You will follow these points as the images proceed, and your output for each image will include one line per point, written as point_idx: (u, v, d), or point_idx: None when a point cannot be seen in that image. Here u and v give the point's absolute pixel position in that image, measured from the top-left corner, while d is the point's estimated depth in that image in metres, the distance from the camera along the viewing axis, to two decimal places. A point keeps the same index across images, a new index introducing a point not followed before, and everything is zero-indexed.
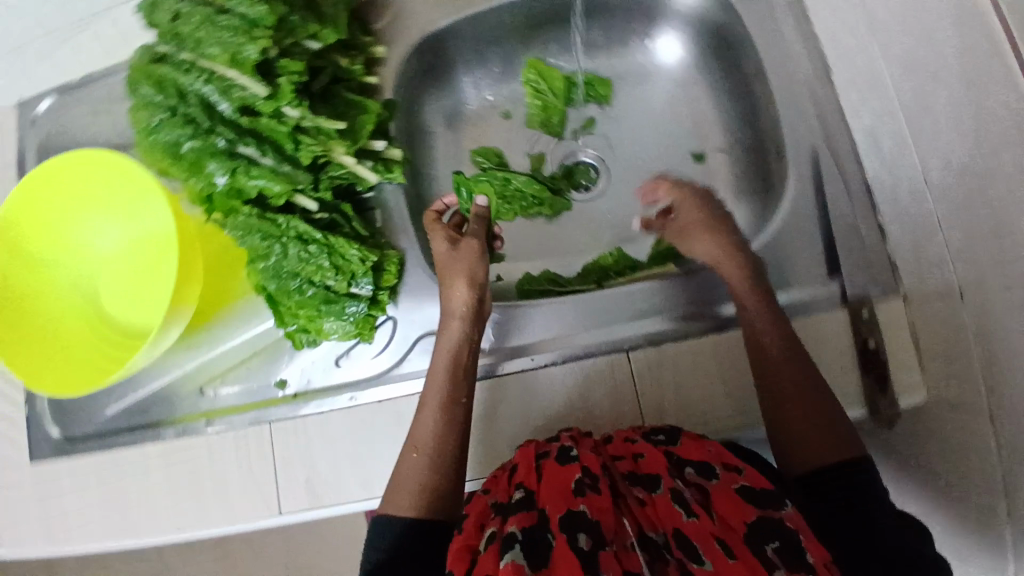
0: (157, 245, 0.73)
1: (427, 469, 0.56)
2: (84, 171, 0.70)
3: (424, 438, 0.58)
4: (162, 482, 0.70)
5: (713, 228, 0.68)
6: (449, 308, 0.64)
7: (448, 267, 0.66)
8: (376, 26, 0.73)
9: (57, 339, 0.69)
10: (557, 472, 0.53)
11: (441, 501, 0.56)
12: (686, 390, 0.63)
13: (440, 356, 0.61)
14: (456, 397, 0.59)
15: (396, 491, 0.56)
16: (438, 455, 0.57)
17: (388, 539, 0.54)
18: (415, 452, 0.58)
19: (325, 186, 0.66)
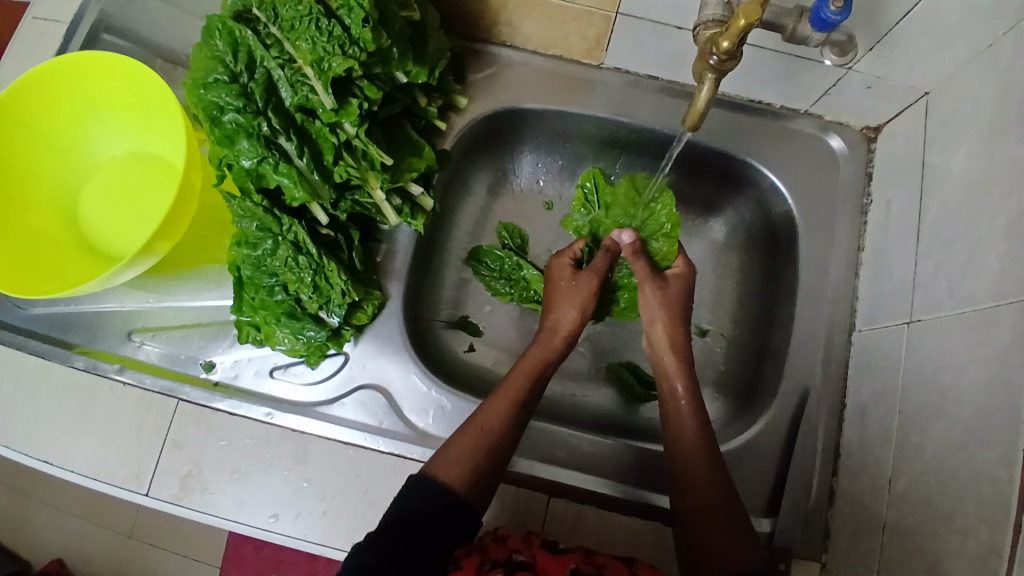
0: (157, 174, 0.70)
1: (481, 452, 0.55)
2: (116, 75, 0.67)
3: (492, 418, 0.57)
4: (48, 404, 0.68)
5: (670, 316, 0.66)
6: (556, 326, 0.67)
7: (567, 293, 0.68)
8: (469, 75, 0.71)
9: (15, 218, 0.67)
10: (553, 554, 0.55)
11: (482, 483, 0.54)
12: (592, 537, 0.63)
13: (527, 361, 0.63)
14: (527, 400, 0.60)
15: (447, 452, 0.55)
16: (494, 445, 0.56)
17: (421, 497, 0.51)
18: (478, 432, 0.56)
19: (343, 206, 0.64)
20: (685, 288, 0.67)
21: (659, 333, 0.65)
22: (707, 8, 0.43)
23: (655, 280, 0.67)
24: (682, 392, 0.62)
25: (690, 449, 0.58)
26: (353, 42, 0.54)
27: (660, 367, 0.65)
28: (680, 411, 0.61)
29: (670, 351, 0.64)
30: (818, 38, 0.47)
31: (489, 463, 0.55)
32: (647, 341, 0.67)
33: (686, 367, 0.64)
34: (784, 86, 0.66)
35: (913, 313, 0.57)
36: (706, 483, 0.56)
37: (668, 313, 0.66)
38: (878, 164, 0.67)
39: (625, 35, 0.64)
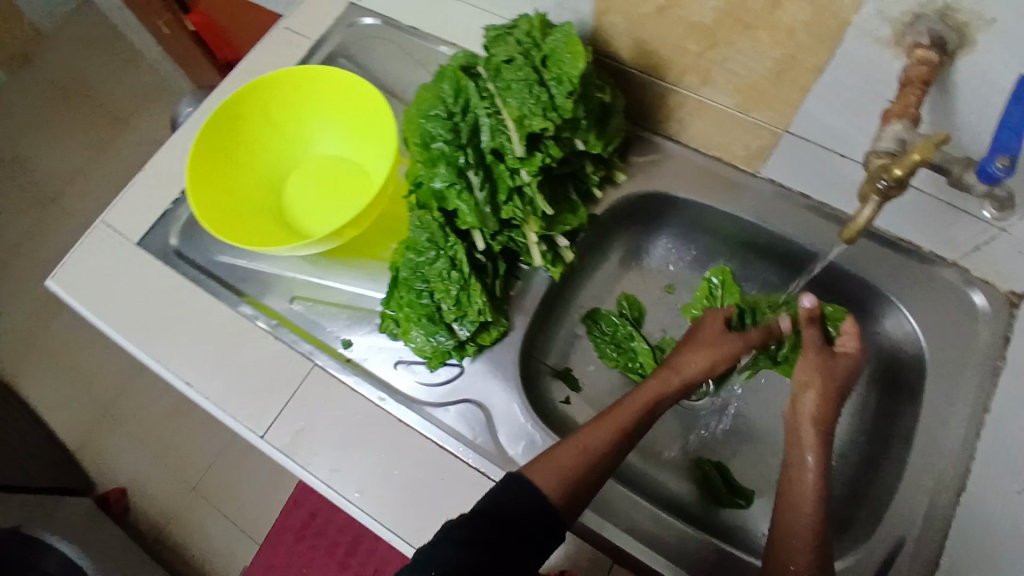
0: (355, 179, 0.84)
1: (581, 468, 0.57)
2: (350, 92, 0.82)
3: (596, 440, 0.59)
4: (208, 337, 0.79)
5: (825, 385, 0.63)
6: (680, 367, 0.66)
7: (703, 341, 0.68)
8: (632, 158, 0.80)
9: (239, 183, 0.81)
10: None
11: (576, 495, 0.56)
12: None
13: (645, 393, 0.63)
14: (636, 430, 0.61)
15: (546, 460, 0.58)
16: (593, 465, 0.58)
17: (520, 494, 0.55)
18: (579, 448, 0.59)
19: (500, 239, 0.73)
20: (851, 370, 0.64)
21: (807, 401, 0.63)
22: (882, 141, 0.49)
23: (823, 352, 0.65)
24: (812, 469, 0.59)
25: (798, 517, 0.57)
26: (554, 108, 0.63)
27: (795, 436, 0.62)
28: (806, 486, 0.58)
29: (814, 423, 0.61)
30: (982, 187, 0.50)
31: (589, 479, 0.58)
32: (791, 406, 0.64)
33: (824, 443, 0.60)
34: (935, 231, 0.68)
35: None
36: (805, 555, 0.56)
37: (823, 385, 0.63)
38: (1019, 330, 0.66)
39: (787, 152, 0.69)
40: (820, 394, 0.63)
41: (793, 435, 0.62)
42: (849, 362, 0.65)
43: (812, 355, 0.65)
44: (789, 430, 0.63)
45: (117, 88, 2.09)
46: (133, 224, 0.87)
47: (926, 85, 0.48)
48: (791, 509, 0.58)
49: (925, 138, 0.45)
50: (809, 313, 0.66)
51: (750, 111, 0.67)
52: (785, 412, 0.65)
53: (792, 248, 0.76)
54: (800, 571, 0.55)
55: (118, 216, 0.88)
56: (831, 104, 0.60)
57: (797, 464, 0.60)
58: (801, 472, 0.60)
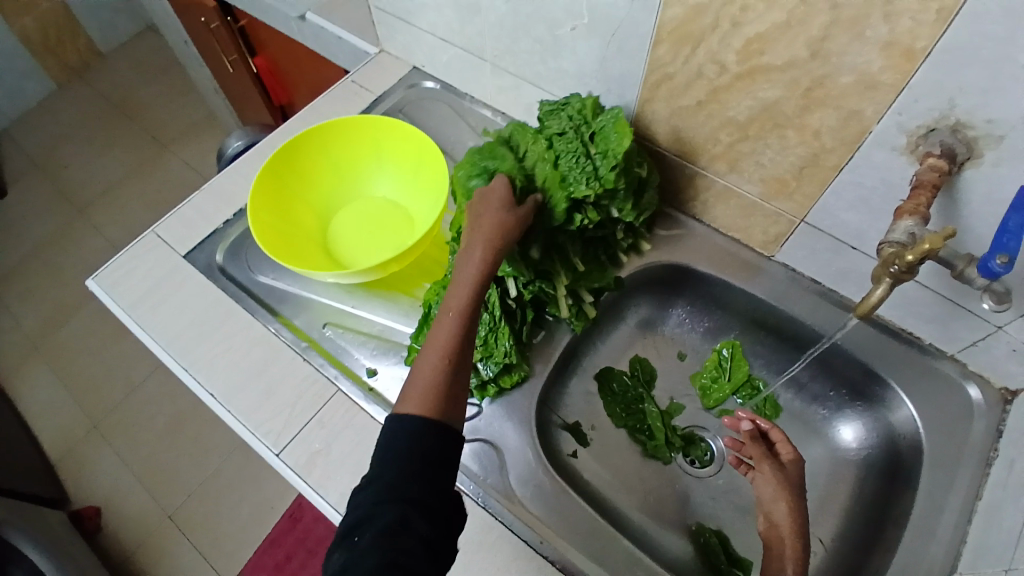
0: (400, 220, 0.90)
1: (444, 376, 0.56)
2: (408, 141, 0.90)
3: (448, 345, 0.58)
4: (239, 351, 0.82)
5: (790, 495, 0.68)
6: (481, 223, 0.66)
7: (490, 197, 0.68)
8: (658, 230, 0.87)
9: (291, 210, 0.87)
10: None
11: (451, 399, 0.56)
12: None
13: (467, 277, 0.63)
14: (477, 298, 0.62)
15: (413, 388, 0.56)
16: (454, 373, 0.57)
17: (397, 434, 0.53)
18: (440, 362, 0.57)
19: (531, 289, 0.77)
20: (801, 475, 0.70)
21: (780, 510, 0.67)
22: (894, 233, 0.55)
23: (773, 463, 0.71)
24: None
25: None
26: (598, 178, 0.71)
27: (776, 548, 0.66)
28: None
29: (793, 535, 0.65)
30: (982, 281, 0.56)
31: (455, 394, 0.57)
32: (767, 519, 0.68)
33: (803, 553, 0.64)
34: (936, 327, 0.74)
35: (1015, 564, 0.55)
36: None
37: (789, 493, 0.68)
38: (1011, 425, 0.70)
39: (802, 239, 0.76)
40: (791, 507, 0.67)
41: (775, 547, 0.66)
42: (797, 466, 0.71)
43: (765, 466, 0.71)
44: (770, 543, 0.67)
45: (167, 116, 2.21)
46: (185, 237, 0.93)
47: (935, 190, 0.55)
48: None
49: (933, 232, 0.51)
50: (748, 430, 0.72)
51: (771, 200, 0.74)
52: (764, 528, 0.69)
53: (801, 329, 0.81)
54: None
55: (172, 228, 0.94)
56: (846, 201, 0.67)
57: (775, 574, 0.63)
58: None
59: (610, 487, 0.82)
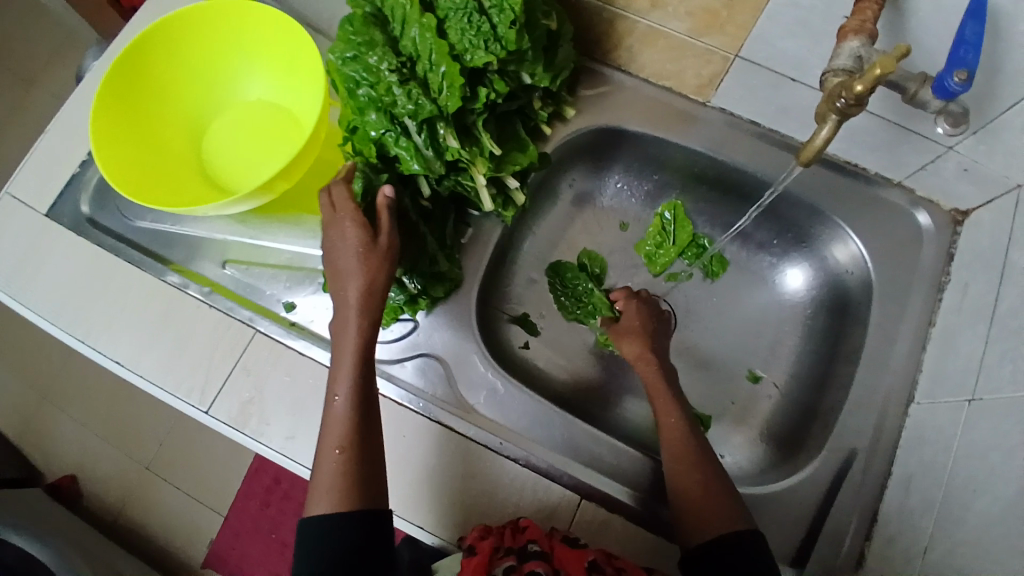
0: (284, 125, 0.76)
1: (344, 465, 0.56)
2: (269, 26, 0.73)
3: (341, 429, 0.57)
4: (136, 310, 0.73)
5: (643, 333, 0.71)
6: (338, 268, 0.62)
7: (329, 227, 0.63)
8: (581, 91, 0.76)
9: (150, 135, 0.74)
10: (572, 548, 0.59)
11: (358, 488, 0.55)
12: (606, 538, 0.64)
13: (343, 358, 0.60)
14: (365, 356, 0.60)
15: (315, 490, 0.55)
16: (356, 458, 0.56)
17: (321, 545, 0.52)
18: (338, 452, 0.56)
19: (447, 184, 0.69)
20: (650, 305, 0.74)
21: (631, 348, 0.70)
22: (838, 59, 0.47)
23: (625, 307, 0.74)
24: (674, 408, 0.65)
25: (679, 456, 0.61)
26: (496, 39, 0.58)
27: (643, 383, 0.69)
28: (672, 426, 0.64)
29: (651, 363, 0.69)
30: (937, 103, 0.51)
31: (369, 473, 0.56)
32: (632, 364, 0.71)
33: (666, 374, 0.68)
34: (883, 155, 0.68)
35: (977, 392, 0.58)
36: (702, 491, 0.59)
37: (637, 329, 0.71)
38: (962, 247, 0.68)
39: (739, 78, 0.67)
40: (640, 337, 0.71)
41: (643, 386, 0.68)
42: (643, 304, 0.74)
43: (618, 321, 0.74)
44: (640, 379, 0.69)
45: (12, 36, 1.86)
46: (40, 190, 0.79)
47: None
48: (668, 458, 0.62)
49: (885, 52, 0.42)
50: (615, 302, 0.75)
51: (701, 36, 0.64)
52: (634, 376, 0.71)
53: (742, 177, 0.75)
54: (700, 498, 0.58)
55: (21, 180, 0.79)
56: (782, 28, 0.57)
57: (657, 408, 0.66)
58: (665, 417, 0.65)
59: (567, 372, 0.79)
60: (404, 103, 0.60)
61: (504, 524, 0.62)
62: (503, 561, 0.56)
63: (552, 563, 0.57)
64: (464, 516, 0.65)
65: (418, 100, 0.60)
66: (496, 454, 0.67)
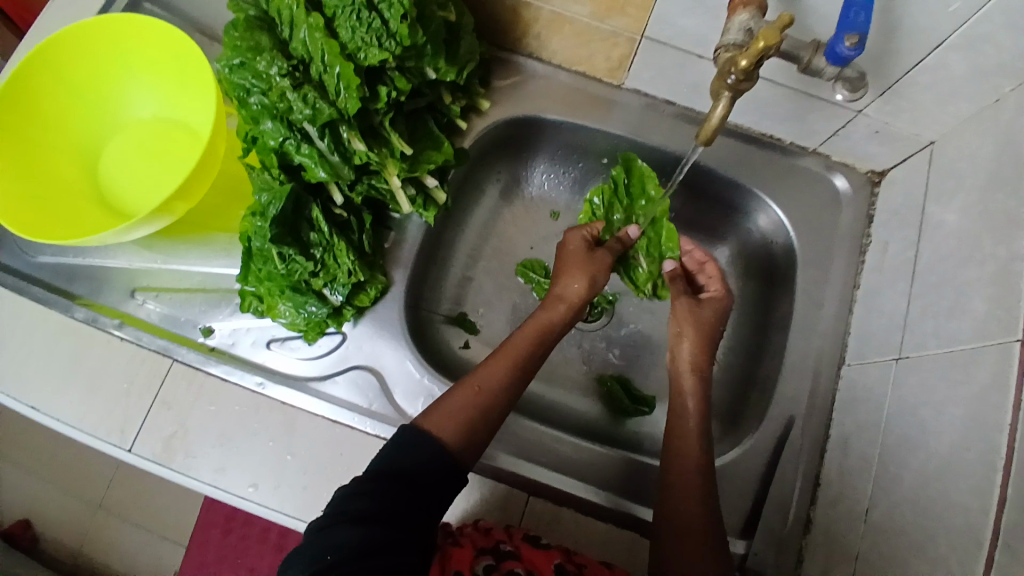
0: (182, 140, 0.72)
1: (475, 412, 0.55)
2: (152, 37, 0.69)
3: (502, 367, 0.59)
4: (43, 351, 0.68)
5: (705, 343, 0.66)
6: (562, 293, 0.66)
7: (575, 263, 0.68)
8: (494, 81, 0.74)
9: (36, 165, 0.68)
10: (536, 547, 0.58)
11: (473, 444, 0.54)
12: (558, 532, 0.63)
13: (531, 324, 0.63)
14: (528, 366, 0.60)
15: (440, 411, 0.55)
16: (485, 403, 0.56)
17: (415, 451, 0.51)
18: (475, 391, 0.56)
19: (360, 189, 0.67)
20: (720, 314, 0.68)
21: (684, 347, 0.66)
22: (729, 34, 0.46)
23: (690, 301, 0.69)
24: (694, 407, 0.63)
25: (684, 466, 0.59)
26: (390, 35, 0.56)
27: (677, 382, 0.65)
28: (688, 427, 0.62)
29: (693, 368, 0.65)
30: (831, 69, 0.51)
31: (480, 430, 0.55)
32: (671, 354, 0.67)
33: (704, 386, 0.64)
34: (796, 124, 0.68)
35: (902, 349, 0.59)
36: (697, 501, 0.57)
37: (698, 330, 0.66)
38: (879, 207, 0.69)
39: (648, 58, 0.66)
40: (698, 339, 0.66)
41: (677, 382, 0.65)
42: (724, 303, 0.69)
43: (680, 305, 0.69)
44: (673, 379, 0.66)
45: None
46: None
47: None
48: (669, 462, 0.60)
49: (770, 23, 0.42)
50: (674, 272, 0.70)
51: (605, 19, 0.62)
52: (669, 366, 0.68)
53: (663, 157, 0.74)
54: (687, 513, 0.56)
55: None
56: (681, 6, 0.56)
57: (679, 410, 0.63)
58: (684, 416, 0.63)
59: None
60: (300, 109, 0.57)
61: (466, 527, 0.61)
62: (482, 560, 0.55)
63: (525, 562, 0.55)
64: None
65: (315, 104, 0.57)
66: None
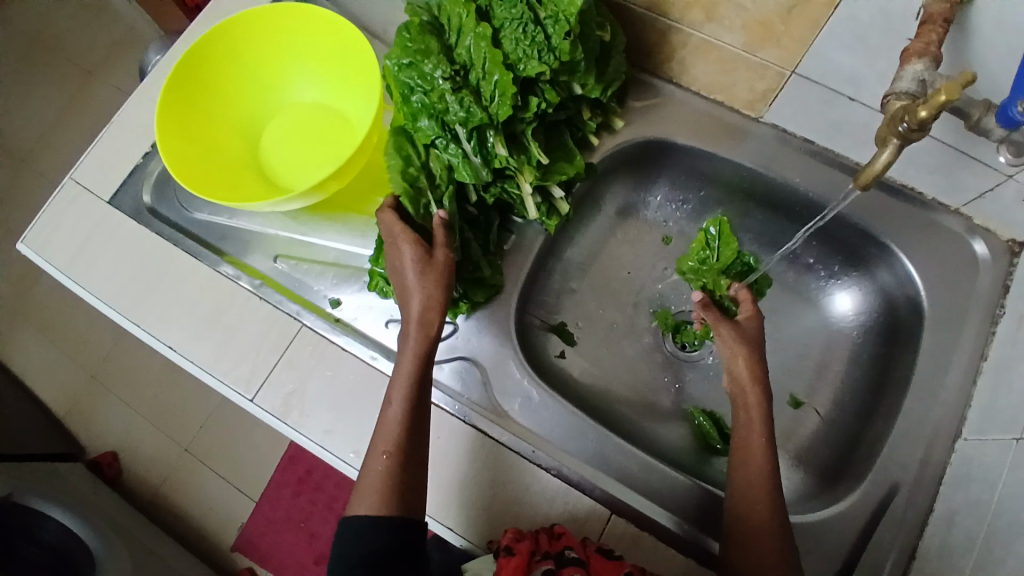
0: (337, 128, 0.79)
1: (393, 469, 0.57)
2: (328, 29, 0.76)
3: (393, 431, 0.59)
4: (190, 299, 0.76)
5: (761, 375, 0.65)
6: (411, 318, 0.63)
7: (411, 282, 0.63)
8: (629, 102, 0.76)
9: (210, 133, 0.77)
10: (608, 558, 0.58)
11: (404, 498, 0.57)
12: (636, 552, 0.64)
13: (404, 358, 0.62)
14: (418, 396, 0.61)
15: (360, 490, 0.58)
16: (400, 461, 0.58)
17: (362, 540, 0.54)
18: (387, 453, 0.58)
19: (493, 191, 0.71)
20: (758, 331, 0.69)
21: (743, 368, 0.66)
22: (901, 82, 0.47)
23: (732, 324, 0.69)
24: (758, 419, 0.63)
25: (757, 499, 0.59)
26: (550, 50, 0.59)
27: (741, 398, 0.65)
28: (756, 436, 0.62)
29: (754, 382, 0.65)
30: (1001, 131, 0.50)
31: (407, 480, 0.58)
32: (727, 372, 0.68)
33: (767, 398, 0.65)
34: (942, 180, 0.67)
35: None
36: (772, 536, 0.57)
37: (748, 349, 0.67)
38: (1021, 278, 0.66)
39: (793, 93, 0.66)
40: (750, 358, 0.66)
41: (738, 399, 0.66)
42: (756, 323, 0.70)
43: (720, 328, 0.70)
44: (734, 397, 0.66)
45: (54, 22, 1.87)
46: (106, 179, 0.83)
47: (947, 23, 0.46)
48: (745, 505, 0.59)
49: (950, 78, 0.42)
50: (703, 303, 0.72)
51: (756, 50, 0.63)
52: (728, 387, 0.68)
53: (793, 196, 0.74)
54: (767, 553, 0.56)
55: (88, 168, 0.84)
56: (844, 45, 0.57)
57: (744, 427, 0.64)
58: (750, 426, 0.63)
59: (603, 386, 0.79)
60: (455, 111, 0.61)
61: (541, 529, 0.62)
62: (542, 564, 0.56)
63: (590, 572, 0.56)
64: (495, 520, 0.66)
65: (469, 108, 0.61)
66: (528, 463, 0.67)
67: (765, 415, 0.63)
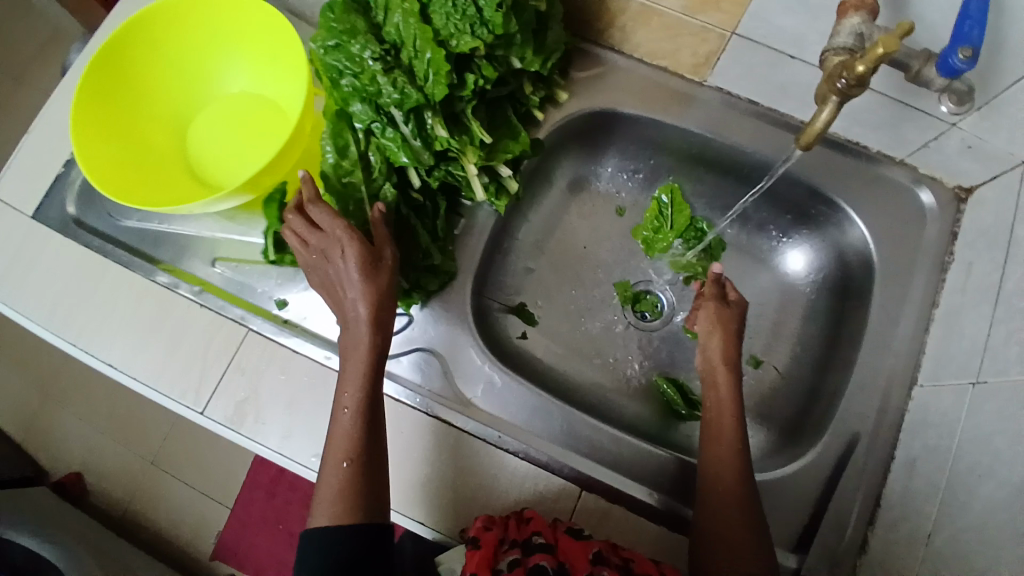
0: (270, 118, 0.74)
1: (349, 479, 0.56)
2: (250, 13, 0.71)
3: (345, 438, 0.57)
4: (128, 311, 0.72)
5: (734, 356, 0.65)
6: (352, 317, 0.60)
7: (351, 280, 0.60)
8: (573, 73, 0.74)
9: (133, 133, 0.72)
10: (576, 539, 0.58)
11: (360, 508, 0.55)
12: (607, 528, 0.64)
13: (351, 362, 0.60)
14: (370, 400, 0.59)
15: (318, 502, 0.56)
16: (358, 470, 0.56)
17: (320, 552, 0.52)
18: (344, 464, 0.56)
19: (437, 174, 0.68)
20: (744, 314, 0.68)
21: (717, 347, 0.66)
22: (839, 37, 0.46)
23: (719, 304, 0.68)
24: (727, 396, 0.63)
25: (724, 472, 0.59)
26: (483, 23, 0.56)
27: (710, 378, 0.65)
28: (725, 413, 0.63)
29: (725, 362, 0.65)
30: (942, 81, 0.50)
31: (364, 490, 0.56)
32: (701, 354, 0.67)
33: (737, 379, 0.64)
34: (886, 133, 0.67)
35: (980, 373, 0.57)
36: (735, 508, 0.57)
37: (725, 330, 0.66)
38: (966, 225, 0.67)
39: (736, 55, 0.65)
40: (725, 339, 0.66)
41: (708, 377, 0.66)
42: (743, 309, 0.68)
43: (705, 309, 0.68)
44: (706, 378, 0.66)
45: None
46: (26, 189, 0.77)
47: None
48: (713, 477, 0.59)
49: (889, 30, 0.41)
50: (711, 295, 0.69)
51: (696, 13, 0.61)
52: (700, 367, 0.68)
53: (743, 158, 0.73)
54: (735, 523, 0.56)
55: (7, 178, 0.78)
56: (784, 4, 0.55)
57: (713, 404, 0.64)
58: (720, 403, 0.63)
59: (567, 362, 0.78)
60: (389, 93, 0.58)
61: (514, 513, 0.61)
62: (508, 555, 0.55)
63: (557, 555, 0.55)
64: (465, 509, 0.65)
65: (404, 89, 0.58)
66: (495, 449, 0.66)
67: (734, 394, 0.63)
